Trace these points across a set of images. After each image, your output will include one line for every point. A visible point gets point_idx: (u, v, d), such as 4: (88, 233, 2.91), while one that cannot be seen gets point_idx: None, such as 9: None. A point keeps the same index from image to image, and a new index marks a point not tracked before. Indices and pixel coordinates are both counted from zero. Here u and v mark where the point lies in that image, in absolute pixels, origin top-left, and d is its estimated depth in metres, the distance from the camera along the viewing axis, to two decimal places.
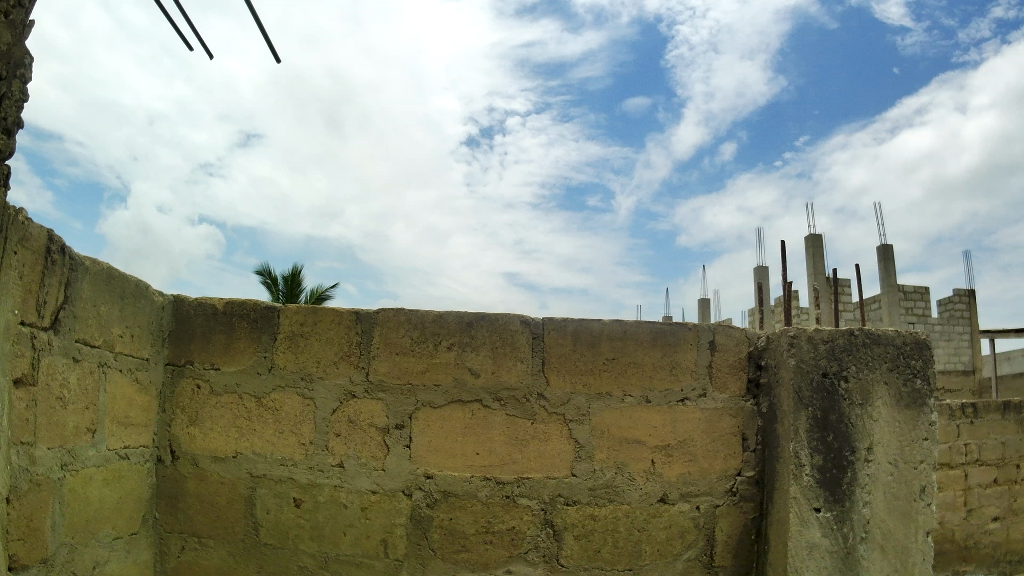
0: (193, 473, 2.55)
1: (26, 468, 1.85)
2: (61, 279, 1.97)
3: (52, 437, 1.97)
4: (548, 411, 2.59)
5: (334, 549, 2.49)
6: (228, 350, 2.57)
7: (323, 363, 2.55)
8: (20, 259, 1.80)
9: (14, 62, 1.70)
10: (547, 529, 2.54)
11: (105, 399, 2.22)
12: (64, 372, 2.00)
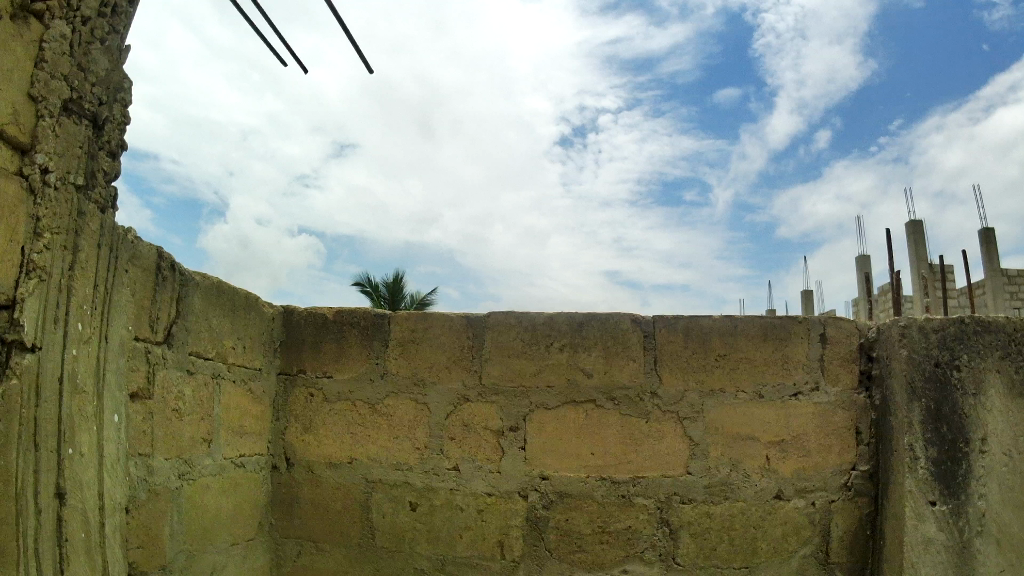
0: (307, 479, 2.63)
1: (145, 478, 1.89)
2: (172, 295, 2.00)
3: (169, 449, 2.00)
4: (661, 409, 2.58)
5: (451, 550, 2.54)
6: (341, 356, 2.67)
7: (436, 368, 2.63)
8: (132, 277, 1.84)
9: (113, 86, 1.69)
10: (663, 528, 2.52)
11: (219, 410, 2.27)
12: (179, 384, 2.04)
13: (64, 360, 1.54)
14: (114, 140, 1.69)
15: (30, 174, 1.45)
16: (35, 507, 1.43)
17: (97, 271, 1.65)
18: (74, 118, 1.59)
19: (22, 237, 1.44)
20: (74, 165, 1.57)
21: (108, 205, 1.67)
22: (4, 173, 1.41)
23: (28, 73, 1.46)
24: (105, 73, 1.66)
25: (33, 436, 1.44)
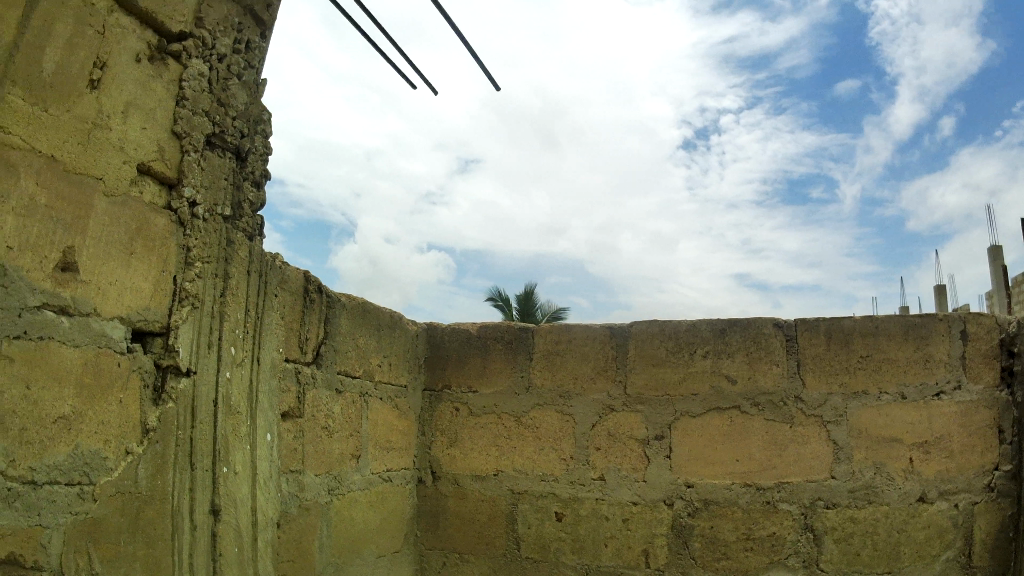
0: (454, 491, 2.80)
1: (297, 494, 1.93)
2: (320, 315, 2.06)
3: (319, 466, 2.06)
4: (806, 413, 2.55)
5: (596, 560, 2.62)
6: (485, 373, 2.85)
7: (580, 379, 2.74)
8: (280, 301, 1.89)
9: (254, 119, 1.74)
10: (807, 533, 2.49)
11: (367, 427, 2.32)
12: (328, 403, 2.10)
13: (220, 382, 1.59)
14: (258, 171, 1.73)
15: (179, 207, 1.52)
16: (191, 524, 1.48)
17: (249, 296, 1.71)
18: (216, 153, 1.63)
19: (174, 268, 1.52)
20: (221, 197, 1.63)
21: (256, 234, 1.72)
22: (154, 208, 1.47)
23: (171, 111, 1.51)
24: (246, 107, 1.71)
25: (189, 456, 1.50)
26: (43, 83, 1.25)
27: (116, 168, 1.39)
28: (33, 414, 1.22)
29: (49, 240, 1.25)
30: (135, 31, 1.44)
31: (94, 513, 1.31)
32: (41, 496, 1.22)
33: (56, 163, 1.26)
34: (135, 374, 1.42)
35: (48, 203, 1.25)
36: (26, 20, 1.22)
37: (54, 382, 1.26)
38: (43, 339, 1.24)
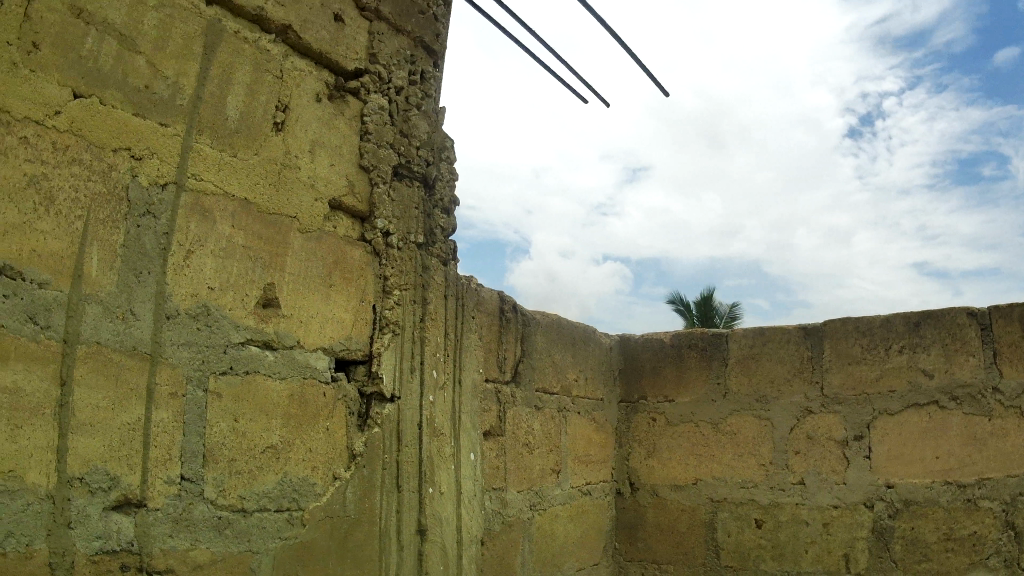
0: (653, 501, 3.25)
1: (500, 511, 2.45)
2: (516, 336, 2.63)
3: (522, 481, 2.60)
4: (1005, 405, 2.79)
5: (797, 566, 2.98)
6: (681, 380, 3.30)
7: (778, 382, 3.13)
8: (477, 323, 2.33)
9: (436, 147, 2.15)
10: (1009, 531, 2.73)
11: (567, 441, 2.93)
12: (529, 418, 2.66)
13: (422, 399, 1.99)
14: (445, 197, 2.14)
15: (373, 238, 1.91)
16: (398, 544, 1.87)
17: (446, 320, 2.12)
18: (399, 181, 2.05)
19: (373, 297, 1.92)
20: (412, 224, 2.03)
21: (450, 257, 2.13)
22: (349, 239, 1.89)
23: (357, 148, 1.92)
24: (428, 136, 2.12)
25: (395, 481, 1.89)
26: (229, 130, 1.65)
27: (308, 205, 1.80)
28: (244, 445, 1.60)
29: (252, 281, 1.66)
30: (313, 73, 1.84)
31: (303, 536, 1.69)
32: (251, 522, 1.60)
33: (251, 206, 1.67)
34: (339, 402, 1.82)
35: (245, 243, 1.65)
36: (207, 73, 1.62)
37: (263, 414, 1.65)
38: (248, 372, 1.64)
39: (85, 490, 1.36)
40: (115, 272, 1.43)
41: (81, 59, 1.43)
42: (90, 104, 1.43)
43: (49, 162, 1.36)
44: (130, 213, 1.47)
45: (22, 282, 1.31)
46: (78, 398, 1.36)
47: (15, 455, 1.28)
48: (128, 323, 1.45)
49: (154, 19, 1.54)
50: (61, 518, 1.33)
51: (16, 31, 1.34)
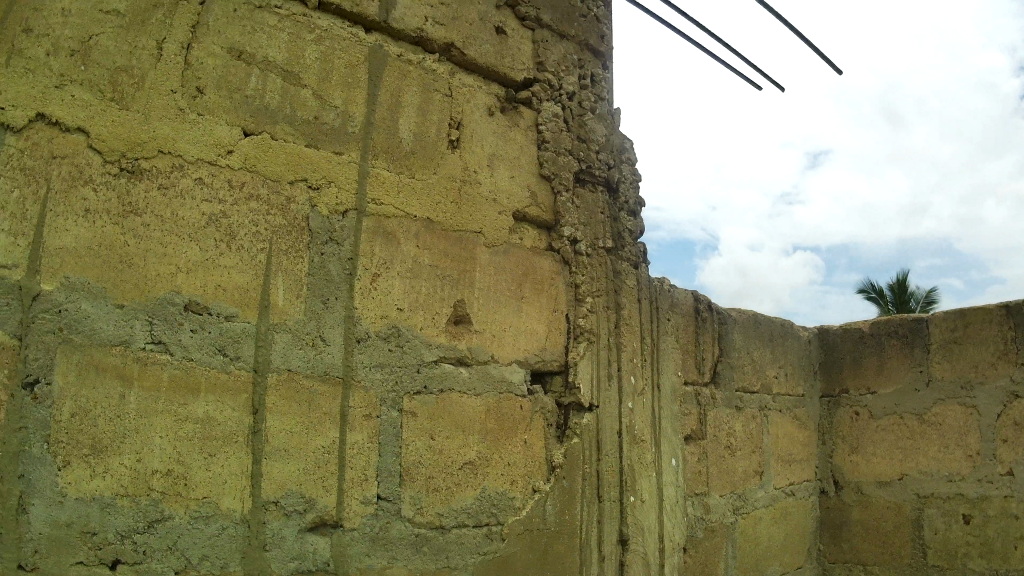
0: (857, 500, 3.56)
1: (702, 517, 2.84)
2: (712, 335, 3.07)
3: (724, 485, 3.00)
4: None
5: (1005, 562, 3.17)
6: (881, 372, 3.57)
7: (981, 366, 3.32)
8: (672, 325, 2.79)
9: (615, 149, 2.59)
10: None
11: (768, 441, 3.33)
12: (729, 421, 3.09)
13: (620, 408, 2.40)
14: (627, 199, 2.58)
15: (559, 247, 2.34)
16: (599, 551, 2.27)
17: (640, 323, 2.52)
18: (581, 188, 2.47)
19: (563, 305, 2.33)
20: (600, 230, 2.47)
21: (639, 261, 2.56)
22: (534, 250, 2.28)
23: (536, 162, 2.34)
24: (606, 140, 2.57)
25: (596, 492, 2.29)
26: (405, 151, 2.05)
27: (491, 217, 2.20)
28: (450, 461, 2.02)
29: (440, 301, 2.06)
30: (480, 87, 2.26)
31: (502, 549, 2.07)
32: (449, 539, 1.99)
33: (434, 224, 2.07)
34: (537, 414, 2.21)
35: (433, 261, 2.05)
36: (377, 97, 2.02)
37: (461, 433, 2.04)
38: (443, 391, 2.02)
39: (280, 514, 1.75)
40: (302, 302, 1.83)
41: (246, 98, 1.82)
42: (260, 140, 1.82)
43: (227, 200, 1.76)
44: (313, 244, 1.86)
45: (209, 316, 1.72)
46: (270, 425, 1.75)
47: (209, 481, 1.67)
48: (317, 349, 1.84)
49: (317, 52, 1.93)
50: (256, 542, 1.71)
51: (180, 80, 1.74)
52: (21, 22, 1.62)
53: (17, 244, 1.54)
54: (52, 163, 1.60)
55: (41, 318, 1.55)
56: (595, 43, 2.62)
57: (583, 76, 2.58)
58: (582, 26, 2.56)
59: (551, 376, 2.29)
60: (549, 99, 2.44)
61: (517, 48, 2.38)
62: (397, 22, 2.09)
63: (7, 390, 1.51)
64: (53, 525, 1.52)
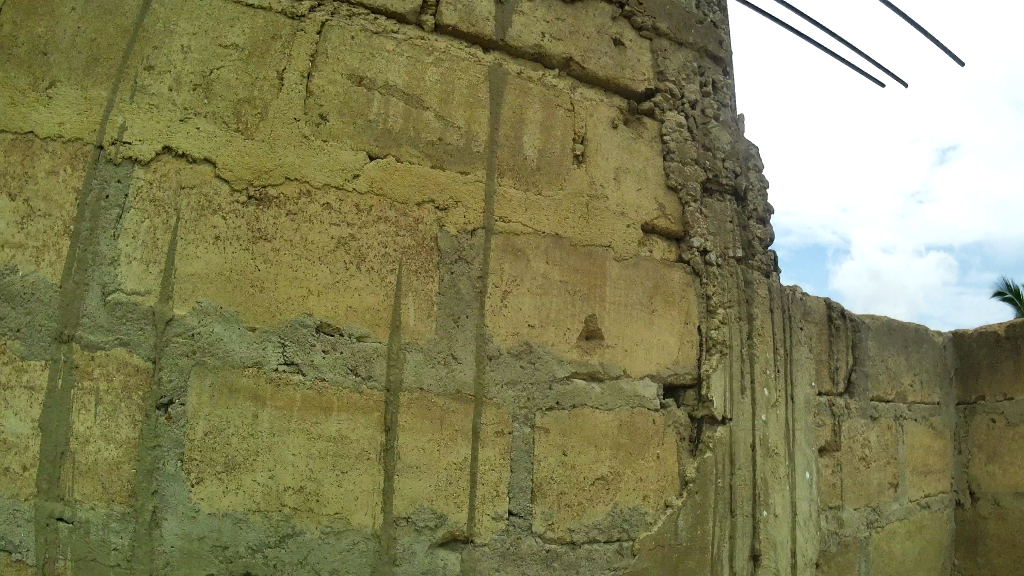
0: (992, 511, 3.47)
1: (836, 531, 2.78)
2: (846, 342, 3.02)
3: (858, 498, 2.95)
4: None
5: None
6: (1018, 377, 3.45)
7: None
8: (806, 333, 2.76)
9: (741, 156, 2.60)
10: None
11: (903, 452, 3.27)
12: (864, 432, 3.03)
13: (755, 419, 2.38)
14: (755, 207, 2.58)
15: (689, 258, 2.34)
16: (730, 568, 2.28)
17: (772, 333, 2.51)
18: (709, 197, 2.47)
19: (696, 319, 2.34)
20: (729, 240, 2.46)
21: (770, 270, 2.54)
22: (665, 263, 2.31)
23: (661, 173, 2.37)
24: (730, 147, 2.58)
25: (728, 506, 2.29)
26: (531, 169, 2.13)
27: (620, 232, 2.23)
28: (582, 474, 2.06)
29: (571, 316, 2.11)
30: (603, 101, 2.32)
31: (633, 565, 2.11)
32: (580, 554, 2.04)
33: (563, 239, 2.12)
34: (669, 427, 2.24)
35: (563, 278, 2.11)
36: (499, 116, 2.11)
37: (593, 448, 2.09)
38: (575, 406, 2.08)
39: (411, 529, 1.86)
40: (433, 320, 1.94)
41: (368, 122, 1.95)
42: (384, 163, 1.94)
43: (355, 223, 1.89)
44: (443, 263, 1.97)
45: (340, 337, 1.85)
46: (403, 441, 1.86)
47: (341, 496, 1.80)
48: (449, 367, 1.93)
49: (438, 76, 2.05)
50: (388, 556, 1.83)
51: (303, 110, 1.90)
52: (144, 60, 1.83)
53: (150, 272, 1.75)
54: (181, 194, 1.78)
55: (174, 340, 1.74)
56: (715, 49, 2.64)
57: (704, 83, 2.60)
58: (699, 32, 2.59)
59: (683, 390, 2.31)
60: (672, 108, 2.47)
61: (636, 59, 2.43)
62: (515, 40, 2.19)
63: (145, 410, 1.71)
64: (186, 538, 1.69)
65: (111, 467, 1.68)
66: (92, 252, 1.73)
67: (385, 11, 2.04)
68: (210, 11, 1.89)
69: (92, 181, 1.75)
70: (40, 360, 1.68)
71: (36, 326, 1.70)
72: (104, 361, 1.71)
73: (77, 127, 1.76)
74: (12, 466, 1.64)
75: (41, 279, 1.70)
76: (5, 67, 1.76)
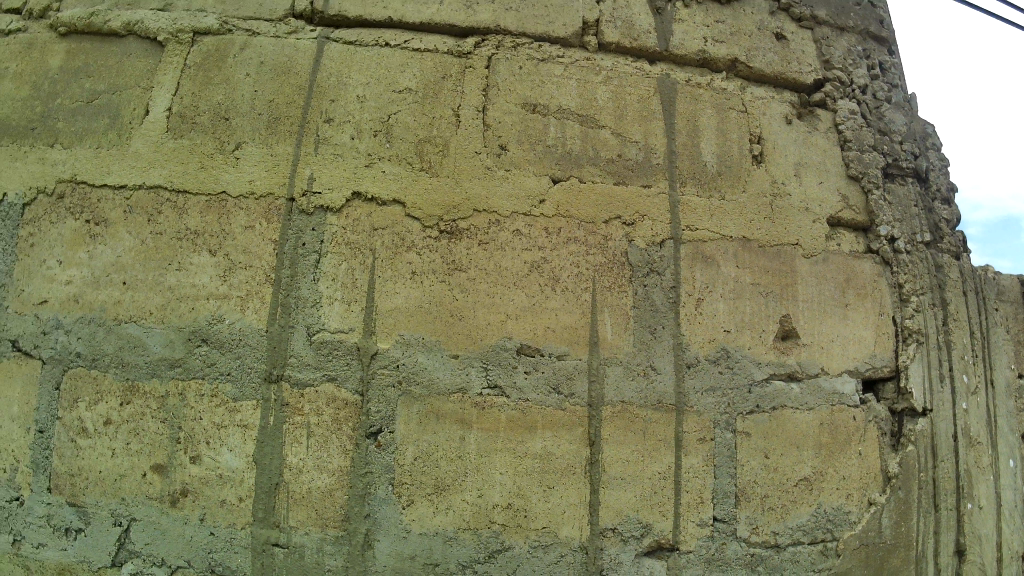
0: None
1: None
2: None
3: None
4: None
5: None
6: None
7: None
8: (1003, 314, 2.67)
9: (917, 136, 2.54)
10: None
11: None
12: None
13: (956, 408, 2.32)
14: (939, 187, 2.51)
15: (877, 248, 2.29)
16: (935, 564, 2.23)
17: (968, 318, 2.43)
18: (891, 183, 2.42)
19: (892, 310, 2.29)
20: (916, 224, 2.40)
21: (960, 252, 2.47)
22: (855, 255, 2.28)
23: (841, 164, 2.35)
24: (907, 127, 2.52)
25: (932, 501, 2.24)
26: (711, 175, 2.15)
27: (807, 228, 2.22)
28: (786, 477, 2.06)
29: (765, 316, 2.10)
30: (773, 97, 2.33)
31: (838, 566, 2.08)
32: (785, 556, 2.04)
33: (750, 242, 2.13)
34: (869, 423, 2.20)
35: (754, 280, 2.11)
36: (673, 125, 2.15)
37: (795, 449, 2.08)
38: (776, 408, 2.08)
39: (618, 539, 1.91)
40: (630, 333, 1.98)
41: (547, 147, 2.04)
42: (569, 185, 2.02)
43: (546, 246, 1.98)
44: (636, 277, 2.01)
45: (543, 357, 1.93)
46: (608, 455, 1.92)
47: (548, 511, 1.88)
48: (649, 378, 1.97)
49: (608, 93, 2.13)
50: (596, 567, 1.89)
51: (483, 143, 2.01)
52: (324, 113, 2.02)
53: (353, 310, 1.90)
54: (376, 234, 1.94)
55: (381, 372, 1.88)
56: (876, 30, 2.60)
57: (872, 66, 2.56)
58: (860, 14, 2.56)
59: (882, 384, 2.27)
60: (844, 97, 2.43)
61: (801, 50, 2.42)
62: (678, 48, 2.24)
63: (356, 440, 1.86)
64: (399, 557, 1.83)
65: (324, 494, 1.84)
66: (295, 296, 1.91)
67: (548, 38, 2.16)
68: (381, 61, 2.08)
69: (288, 231, 1.94)
70: (253, 400, 1.88)
71: (248, 369, 1.89)
72: (313, 397, 1.87)
73: (267, 182, 1.97)
74: (230, 497, 1.86)
75: (246, 325, 1.91)
76: (194, 136, 2.02)
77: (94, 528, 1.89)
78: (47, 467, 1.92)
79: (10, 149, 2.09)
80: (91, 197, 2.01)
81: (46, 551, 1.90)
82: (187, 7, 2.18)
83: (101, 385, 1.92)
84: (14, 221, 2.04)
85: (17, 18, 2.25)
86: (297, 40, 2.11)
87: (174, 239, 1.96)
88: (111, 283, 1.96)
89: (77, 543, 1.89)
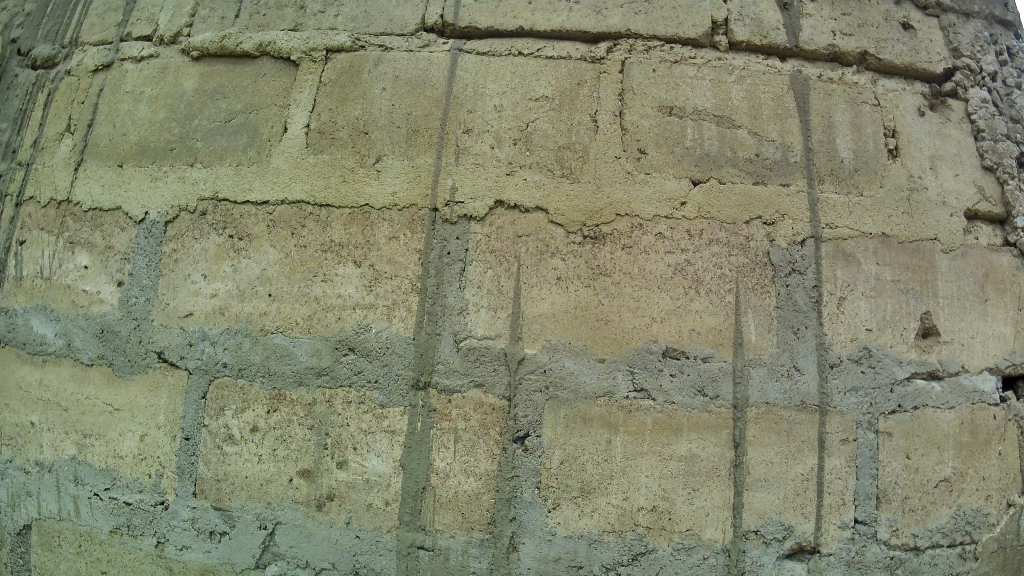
0: None
1: None
2: None
3: None
4: None
5: None
6: None
7: None
8: None
9: None
10: None
11: None
12: None
13: None
14: None
15: (1016, 240, 2.24)
16: None
17: None
18: None
19: None
20: None
21: None
22: (995, 249, 2.23)
23: (976, 155, 2.30)
24: None
25: None
26: (849, 171, 2.13)
27: (943, 222, 2.17)
28: (929, 479, 2.03)
29: (906, 312, 2.07)
30: (907, 90, 2.29)
31: (976, 568, 2.08)
32: (925, 559, 2.02)
33: (892, 238, 2.10)
34: (1010, 421, 2.16)
35: (895, 277, 2.08)
36: (808, 122, 2.15)
37: (937, 449, 2.05)
38: (918, 407, 2.05)
39: (761, 541, 1.92)
40: (774, 334, 1.98)
41: (686, 150, 2.06)
42: (710, 186, 2.03)
43: (688, 248, 2.00)
44: (779, 276, 2.01)
45: (688, 359, 1.95)
46: (751, 457, 1.93)
47: (692, 514, 1.90)
48: (793, 379, 1.97)
49: (741, 92, 2.14)
50: (736, 569, 1.91)
51: (622, 148, 2.04)
52: (462, 124, 2.09)
53: (499, 316, 1.96)
54: (519, 242, 1.99)
55: (528, 378, 1.93)
56: (1001, 14, 2.53)
57: (1000, 50, 2.50)
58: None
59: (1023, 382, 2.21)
60: (975, 84, 2.38)
61: (929, 38, 2.36)
62: (809, 44, 2.23)
63: (503, 444, 1.91)
64: (543, 560, 1.89)
65: (470, 498, 1.91)
66: (442, 304, 1.98)
67: (679, 39, 2.17)
68: (515, 70, 2.13)
69: (433, 241, 2.01)
70: (400, 407, 1.95)
71: (394, 376, 1.96)
72: (461, 402, 1.93)
73: (409, 194, 2.04)
74: (376, 501, 1.94)
75: (393, 333, 1.98)
76: (334, 151, 2.11)
77: (238, 530, 2.00)
78: (192, 472, 2.04)
79: (151, 169, 2.21)
80: (233, 215, 2.12)
81: (190, 552, 2.04)
82: (318, 26, 2.27)
83: (247, 393, 2.03)
84: (157, 237, 2.17)
85: (150, 44, 2.38)
86: (430, 54, 2.18)
87: (318, 252, 2.06)
88: (258, 295, 2.07)
89: (221, 544, 2.01)
